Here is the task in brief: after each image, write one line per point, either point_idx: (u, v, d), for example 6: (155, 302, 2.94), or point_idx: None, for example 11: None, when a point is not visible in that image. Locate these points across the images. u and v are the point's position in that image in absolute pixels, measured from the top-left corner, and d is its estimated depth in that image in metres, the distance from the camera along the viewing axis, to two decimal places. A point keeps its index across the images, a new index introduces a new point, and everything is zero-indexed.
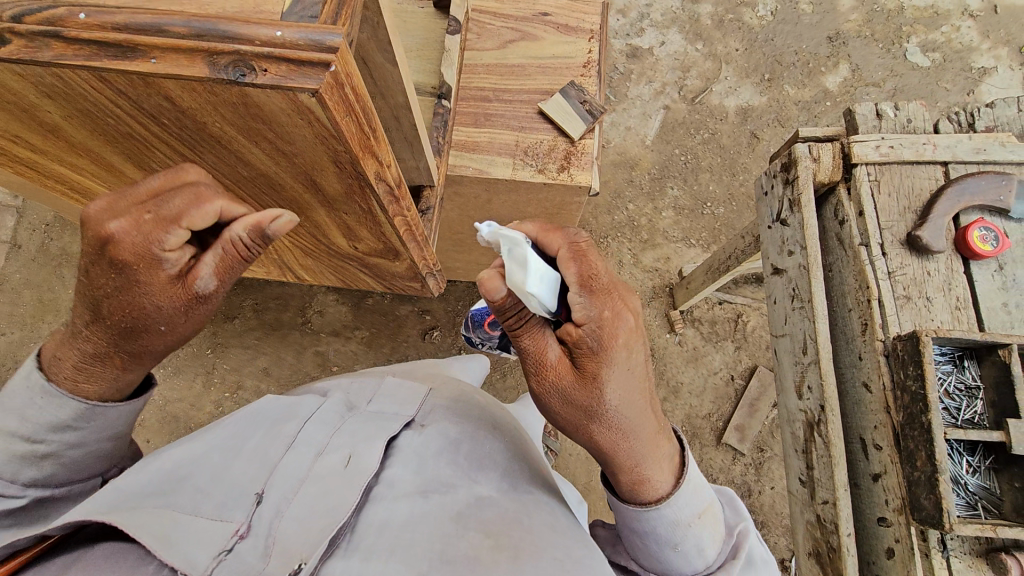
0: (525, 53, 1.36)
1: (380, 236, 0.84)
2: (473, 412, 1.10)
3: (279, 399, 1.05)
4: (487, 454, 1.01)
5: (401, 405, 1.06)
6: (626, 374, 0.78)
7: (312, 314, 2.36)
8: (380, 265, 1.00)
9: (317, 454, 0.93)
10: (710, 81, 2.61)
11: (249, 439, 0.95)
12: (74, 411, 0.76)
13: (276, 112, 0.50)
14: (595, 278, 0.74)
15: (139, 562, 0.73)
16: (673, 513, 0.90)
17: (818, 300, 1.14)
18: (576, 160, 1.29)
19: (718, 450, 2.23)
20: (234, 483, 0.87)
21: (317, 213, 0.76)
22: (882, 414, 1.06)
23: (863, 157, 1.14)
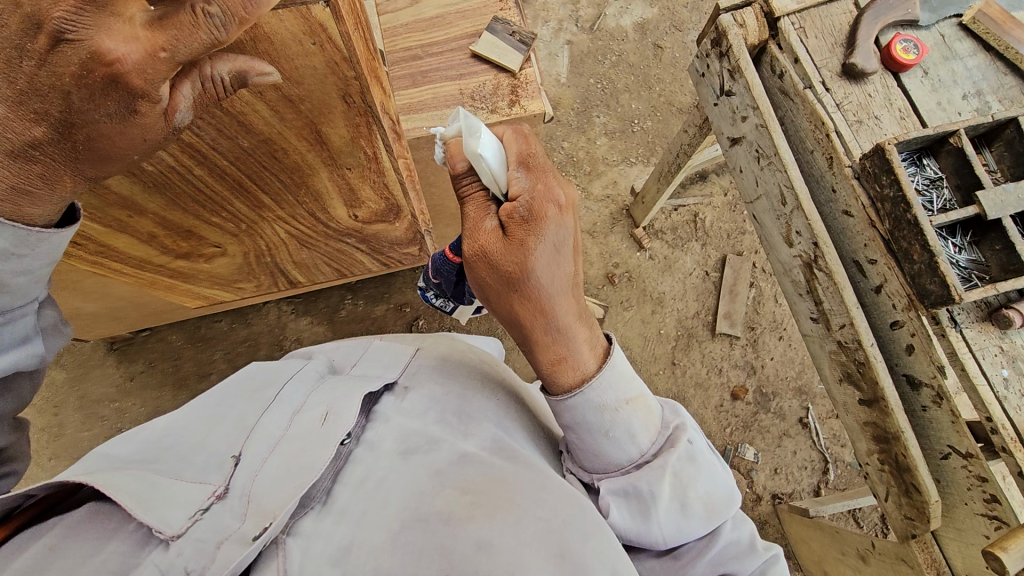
0: (440, 3, 1.35)
1: (383, 192, 0.84)
2: (462, 371, 1.11)
3: (264, 371, 1.09)
4: (473, 404, 1.03)
5: (384, 369, 1.08)
6: (550, 252, 0.84)
7: (290, 343, 2.28)
8: (377, 234, 0.98)
9: (295, 411, 0.93)
10: (601, 7, 2.67)
11: (232, 409, 0.96)
12: (9, 237, 0.61)
13: (285, 38, 0.53)
14: (532, 161, 0.87)
15: (118, 525, 0.72)
16: (598, 396, 0.91)
17: (784, 151, 1.21)
18: (523, 91, 1.30)
19: (715, 342, 2.34)
20: (213, 448, 0.87)
21: (320, 174, 0.75)
22: (870, 230, 1.15)
23: (784, 10, 1.22)
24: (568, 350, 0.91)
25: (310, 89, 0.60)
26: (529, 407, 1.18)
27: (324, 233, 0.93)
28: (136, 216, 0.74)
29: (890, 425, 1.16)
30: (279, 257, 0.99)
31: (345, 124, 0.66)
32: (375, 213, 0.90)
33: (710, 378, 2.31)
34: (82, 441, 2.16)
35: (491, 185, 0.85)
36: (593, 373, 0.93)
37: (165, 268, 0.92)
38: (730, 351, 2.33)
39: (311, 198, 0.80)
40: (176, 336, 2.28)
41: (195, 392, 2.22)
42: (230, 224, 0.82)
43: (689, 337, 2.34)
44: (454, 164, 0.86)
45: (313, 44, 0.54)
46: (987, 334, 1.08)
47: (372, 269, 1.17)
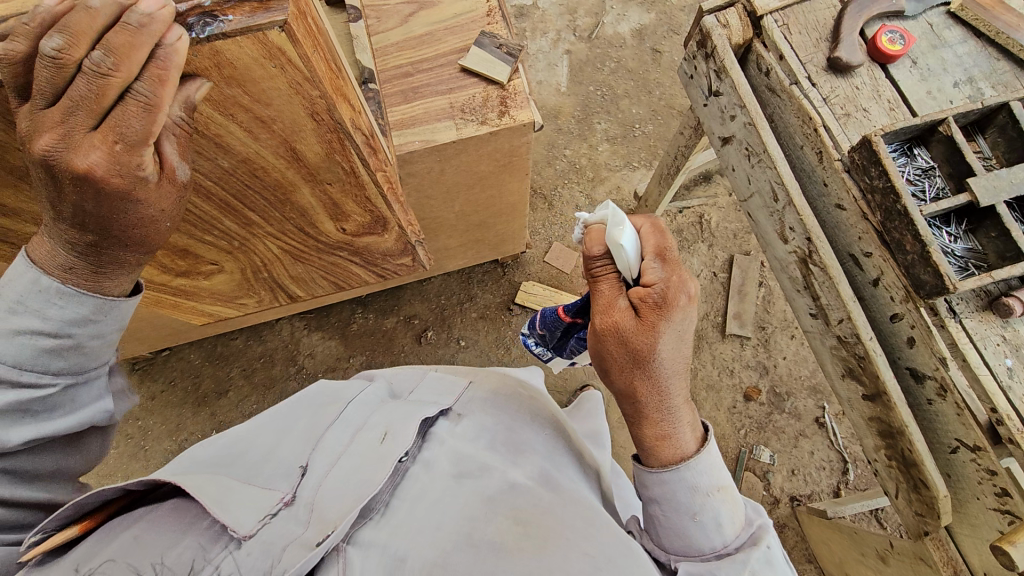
0: (430, 20, 1.39)
1: (366, 205, 0.85)
2: (511, 403, 1.17)
3: (330, 391, 1.21)
4: (522, 436, 1.08)
5: (438, 395, 1.14)
6: (675, 336, 0.91)
7: (304, 358, 2.33)
8: (368, 246, 1.00)
9: (355, 432, 1.01)
10: (598, 15, 2.70)
11: (295, 429, 1.08)
12: (91, 305, 0.75)
13: (250, 65, 0.52)
14: (670, 252, 0.94)
15: (193, 521, 0.78)
16: (692, 477, 0.94)
17: (773, 148, 1.22)
18: (512, 102, 1.33)
19: (726, 342, 2.32)
20: (283, 462, 0.98)
21: (302, 192, 0.76)
22: (863, 223, 1.14)
23: (765, 8, 1.23)
24: (669, 428, 0.95)
25: (280, 111, 0.58)
26: (579, 447, 1.22)
27: (316, 246, 0.95)
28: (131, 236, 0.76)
29: (894, 420, 1.14)
30: (270, 272, 1.00)
31: (318, 139, 0.65)
32: (362, 226, 0.91)
33: (722, 379, 2.28)
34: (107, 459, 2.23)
35: (623, 270, 0.95)
36: (692, 453, 0.96)
37: (166, 287, 0.95)
38: (741, 352, 2.31)
39: (296, 214, 0.81)
40: (194, 355, 2.35)
41: (213, 409, 2.28)
42: (235, 246, 0.87)
43: (699, 339, 2.32)
44: (591, 248, 0.97)
45: (274, 67, 0.53)
46: (988, 324, 1.05)
47: (368, 280, 1.20)
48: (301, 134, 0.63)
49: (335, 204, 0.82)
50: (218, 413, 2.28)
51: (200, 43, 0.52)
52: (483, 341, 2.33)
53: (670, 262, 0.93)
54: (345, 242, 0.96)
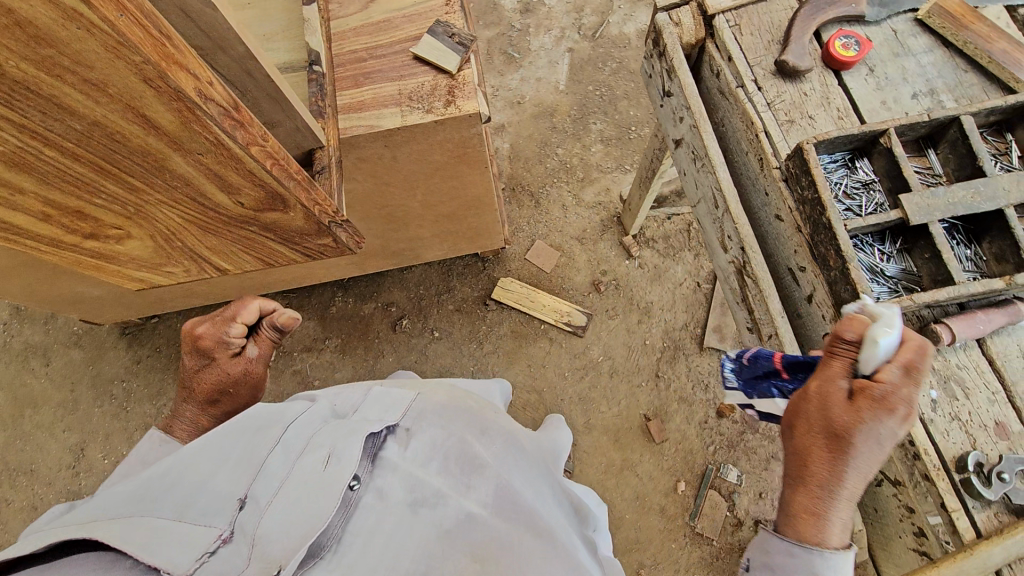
0: (388, 7, 1.39)
1: (252, 179, 0.85)
2: (459, 418, 1.19)
3: (268, 408, 1.12)
4: (474, 450, 1.10)
5: (385, 410, 1.13)
6: (870, 444, 0.83)
7: (282, 336, 2.38)
8: (278, 223, 1.02)
9: (299, 454, 0.99)
10: (605, 14, 2.66)
11: (229, 450, 1.00)
12: (138, 455, 0.97)
13: (50, 25, 0.53)
14: (918, 365, 0.82)
15: (111, 565, 0.78)
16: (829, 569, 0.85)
17: (714, 152, 1.17)
18: (460, 92, 1.33)
19: (703, 355, 2.25)
20: (216, 494, 0.92)
21: (176, 161, 0.77)
22: (797, 236, 1.09)
23: (717, 7, 1.19)
24: (823, 516, 0.88)
25: (104, 72, 0.59)
26: (526, 456, 1.24)
27: (222, 218, 0.97)
28: (16, 194, 0.78)
29: None
30: (183, 241, 1.03)
31: (165, 107, 0.66)
32: (260, 200, 0.92)
33: (695, 393, 2.22)
34: (93, 416, 2.34)
35: (859, 360, 0.85)
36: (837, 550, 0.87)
37: (82, 249, 0.99)
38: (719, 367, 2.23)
39: (182, 183, 0.83)
40: (181, 324, 2.44)
41: None
42: (137, 210, 0.90)
43: (675, 350, 2.26)
44: (844, 328, 0.86)
45: (81, 30, 0.54)
46: None
47: (297, 260, 1.21)
48: (144, 101, 0.65)
49: (222, 179, 0.84)
50: None
51: None
52: (456, 334, 2.34)
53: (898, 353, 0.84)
54: (250, 216, 0.97)
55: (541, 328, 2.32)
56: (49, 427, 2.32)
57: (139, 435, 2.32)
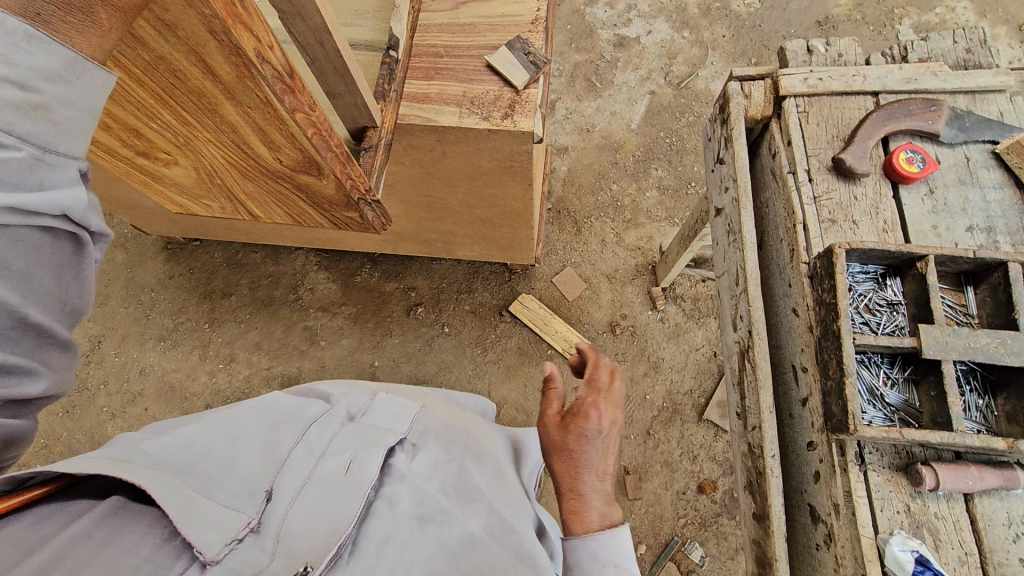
0: (477, 13, 1.44)
1: (293, 140, 0.90)
2: (455, 438, 1.26)
3: (283, 402, 1.20)
4: (468, 476, 1.18)
5: (392, 421, 1.21)
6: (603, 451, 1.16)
7: (304, 291, 2.47)
8: (311, 186, 1.07)
9: (319, 459, 1.06)
10: (696, 66, 2.67)
11: (248, 432, 1.06)
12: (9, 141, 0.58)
13: None
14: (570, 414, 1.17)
15: (149, 526, 0.81)
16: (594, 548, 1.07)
17: (748, 231, 1.16)
18: (520, 108, 1.35)
19: (699, 426, 2.19)
20: (244, 478, 0.97)
21: (226, 109, 0.83)
22: (806, 335, 1.06)
23: (791, 89, 1.16)
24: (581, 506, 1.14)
25: (176, 17, 0.64)
26: (509, 475, 1.31)
27: (260, 169, 1.03)
28: None
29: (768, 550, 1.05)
30: (222, 179, 1.09)
31: (224, 59, 0.71)
32: (296, 161, 0.97)
33: (681, 461, 2.16)
34: (117, 314, 2.48)
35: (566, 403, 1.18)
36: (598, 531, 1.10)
37: (131, 161, 1.07)
38: (712, 442, 2.17)
39: (228, 127, 0.89)
40: (217, 253, 2.55)
41: (214, 305, 2.47)
42: (195, 147, 0.97)
43: (673, 412, 2.21)
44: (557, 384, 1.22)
45: None
46: (896, 487, 0.95)
47: (322, 223, 1.26)
48: (206, 49, 0.70)
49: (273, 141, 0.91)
50: (216, 310, 2.47)
51: None
52: (464, 335, 2.35)
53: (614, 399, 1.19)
54: (285, 172, 1.02)
55: (547, 353, 2.31)
56: None
57: (150, 344, 2.44)
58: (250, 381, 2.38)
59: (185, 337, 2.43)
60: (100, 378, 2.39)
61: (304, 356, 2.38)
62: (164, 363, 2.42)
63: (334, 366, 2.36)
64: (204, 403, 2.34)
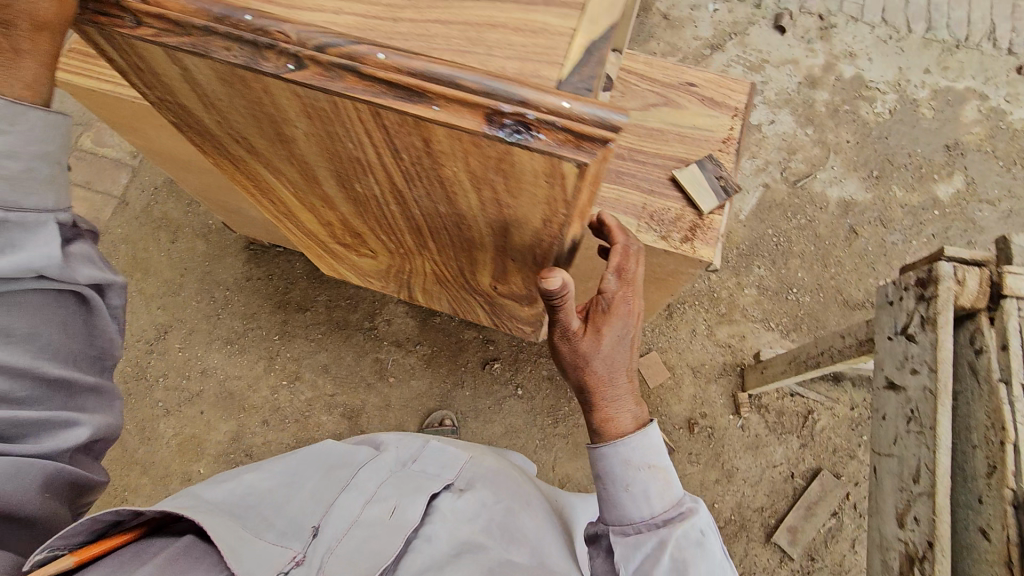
0: (666, 119, 1.38)
1: (524, 263, 1.00)
2: (502, 487, 1.41)
3: (338, 448, 1.41)
4: (513, 518, 1.32)
5: (439, 468, 1.41)
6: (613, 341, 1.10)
7: (380, 321, 2.40)
8: (504, 289, 1.17)
9: (365, 500, 1.23)
10: (815, 167, 2.60)
11: (305, 482, 1.26)
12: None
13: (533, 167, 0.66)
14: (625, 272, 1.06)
15: (209, 567, 0.90)
16: (625, 453, 1.14)
17: (944, 432, 1.07)
18: (701, 234, 1.28)
19: (764, 548, 2.11)
20: (297, 520, 1.14)
21: (480, 234, 0.94)
22: (1002, 568, 0.98)
23: (1015, 290, 1.09)
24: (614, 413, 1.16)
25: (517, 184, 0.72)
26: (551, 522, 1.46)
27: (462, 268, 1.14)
28: (343, 196, 0.97)
29: None
30: (413, 264, 1.21)
31: (526, 211, 0.80)
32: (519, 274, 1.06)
33: None
34: (187, 307, 2.42)
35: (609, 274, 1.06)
36: (629, 434, 1.16)
37: (332, 232, 1.20)
38: (776, 568, 2.08)
39: (465, 244, 1.01)
40: (299, 264, 2.48)
41: (287, 317, 2.41)
42: (380, 222, 1.05)
43: (739, 528, 2.13)
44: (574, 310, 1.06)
45: (546, 181, 0.69)
46: None
47: (480, 308, 1.39)
48: (511, 202, 0.79)
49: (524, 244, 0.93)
50: (287, 323, 2.40)
51: (503, 140, 0.63)
52: (537, 402, 2.28)
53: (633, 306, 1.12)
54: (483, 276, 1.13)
55: None
56: (147, 298, 2.44)
57: (215, 345, 2.37)
58: (311, 404, 2.30)
59: (253, 344, 2.36)
60: (159, 371, 2.33)
61: (370, 390, 2.31)
62: (226, 368, 2.35)
63: (399, 406, 2.29)
64: (261, 418, 2.27)
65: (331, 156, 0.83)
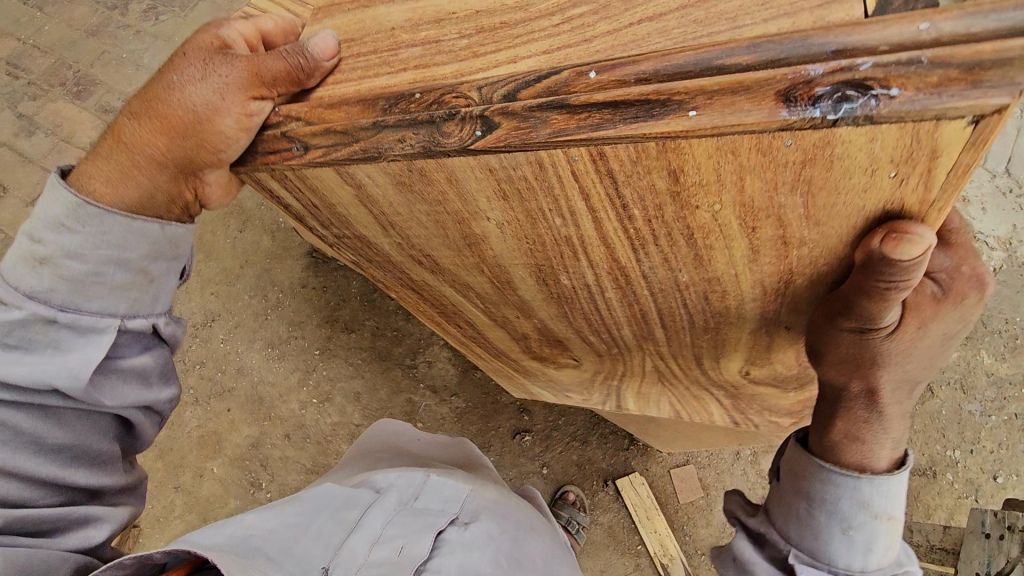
0: None
1: (781, 270, 0.81)
2: (508, 519, 1.30)
3: (337, 490, 1.27)
4: (519, 549, 1.23)
5: (446, 502, 1.25)
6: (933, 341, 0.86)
7: (422, 361, 2.35)
8: (750, 312, 0.94)
9: (373, 540, 1.11)
10: None
11: (312, 521, 1.15)
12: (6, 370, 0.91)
13: (879, 145, 0.58)
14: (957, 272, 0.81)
15: None
16: (868, 491, 0.92)
17: None
18: None
19: None
20: (304, 559, 1.06)
21: (718, 260, 0.81)
22: None
23: None
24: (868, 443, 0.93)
25: (820, 157, 0.61)
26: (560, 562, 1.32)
27: (673, 312, 0.98)
28: (531, 255, 0.92)
29: None
30: (587, 319, 1.09)
31: (830, 171, 0.62)
32: (762, 298, 0.89)
33: None
34: (239, 300, 2.43)
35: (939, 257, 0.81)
36: (880, 471, 0.93)
37: (502, 301, 1.15)
38: None
39: (697, 279, 0.87)
40: (355, 284, 2.45)
41: (332, 335, 2.38)
42: (577, 289, 0.98)
43: None
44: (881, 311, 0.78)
45: (902, 142, 0.57)
46: None
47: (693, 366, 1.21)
48: (802, 185, 0.65)
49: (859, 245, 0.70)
50: (331, 340, 2.38)
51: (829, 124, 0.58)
52: (561, 486, 2.20)
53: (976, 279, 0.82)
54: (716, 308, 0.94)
55: (635, 546, 2.14)
56: (204, 282, 2.45)
57: (257, 346, 2.37)
58: (335, 430, 2.27)
59: (293, 354, 2.35)
60: (198, 357, 2.35)
61: None
62: (261, 371, 2.34)
63: None
64: (284, 431, 2.26)
65: (518, 215, 0.83)
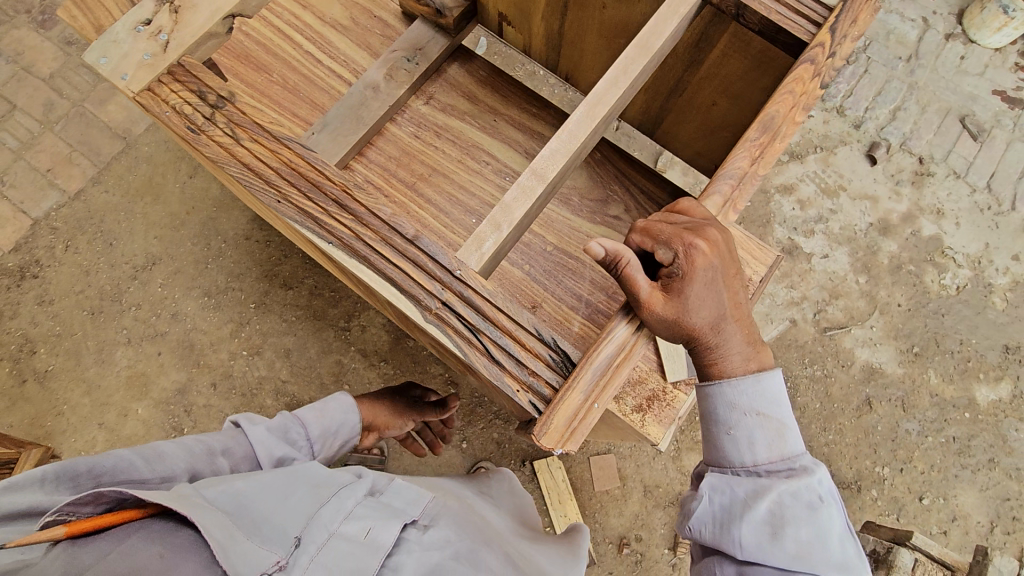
0: None
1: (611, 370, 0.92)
2: (476, 525, 1.09)
3: (318, 467, 1.05)
4: (487, 555, 1.00)
5: (409, 502, 1.03)
6: (705, 286, 0.93)
7: (355, 325, 2.33)
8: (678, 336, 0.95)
9: (343, 515, 0.92)
10: (854, 321, 2.38)
11: (297, 486, 0.97)
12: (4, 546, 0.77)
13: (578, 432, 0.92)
14: (659, 231, 0.94)
15: (192, 549, 0.77)
16: (732, 393, 1.01)
17: None
18: (657, 409, 1.21)
19: None
20: (276, 522, 0.87)
21: None
22: None
23: None
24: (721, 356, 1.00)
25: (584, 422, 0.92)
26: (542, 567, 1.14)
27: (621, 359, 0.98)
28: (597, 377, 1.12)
29: None
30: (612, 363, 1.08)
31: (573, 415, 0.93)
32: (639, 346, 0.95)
33: None
34: (181, 246, 2.40)
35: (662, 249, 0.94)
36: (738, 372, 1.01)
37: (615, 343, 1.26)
38: None
39: None
40: None
41: (270, 290, 2.36)
42: None
43: None
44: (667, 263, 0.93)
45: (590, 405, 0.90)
46: None
47: None
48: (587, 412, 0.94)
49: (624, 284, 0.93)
50: (268, 295, 2.36)
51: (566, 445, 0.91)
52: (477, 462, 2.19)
53: (703, 224, 0.95)
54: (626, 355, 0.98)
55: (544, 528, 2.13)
56: (148, 223, 2.42)
57: (194, 294, 2.35)
58: (261, 384, 2.27)
59: (228, 306, 2.34)
60: (134, 300, 2.33)
61: (321, 390, 2.27)
62: (195, 318, 2.33)
63: None
64: (211, 380, 2.26)
65: None
